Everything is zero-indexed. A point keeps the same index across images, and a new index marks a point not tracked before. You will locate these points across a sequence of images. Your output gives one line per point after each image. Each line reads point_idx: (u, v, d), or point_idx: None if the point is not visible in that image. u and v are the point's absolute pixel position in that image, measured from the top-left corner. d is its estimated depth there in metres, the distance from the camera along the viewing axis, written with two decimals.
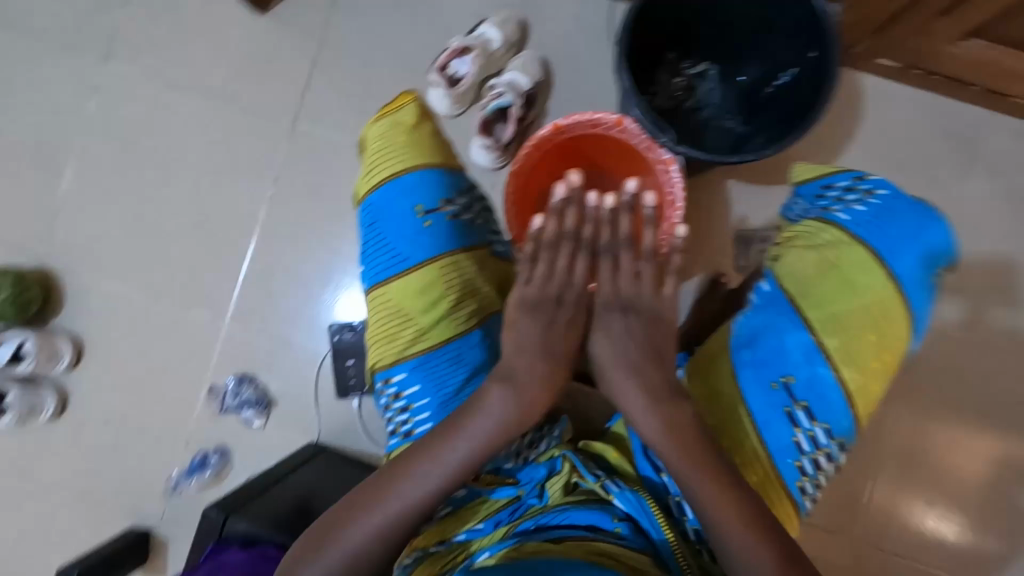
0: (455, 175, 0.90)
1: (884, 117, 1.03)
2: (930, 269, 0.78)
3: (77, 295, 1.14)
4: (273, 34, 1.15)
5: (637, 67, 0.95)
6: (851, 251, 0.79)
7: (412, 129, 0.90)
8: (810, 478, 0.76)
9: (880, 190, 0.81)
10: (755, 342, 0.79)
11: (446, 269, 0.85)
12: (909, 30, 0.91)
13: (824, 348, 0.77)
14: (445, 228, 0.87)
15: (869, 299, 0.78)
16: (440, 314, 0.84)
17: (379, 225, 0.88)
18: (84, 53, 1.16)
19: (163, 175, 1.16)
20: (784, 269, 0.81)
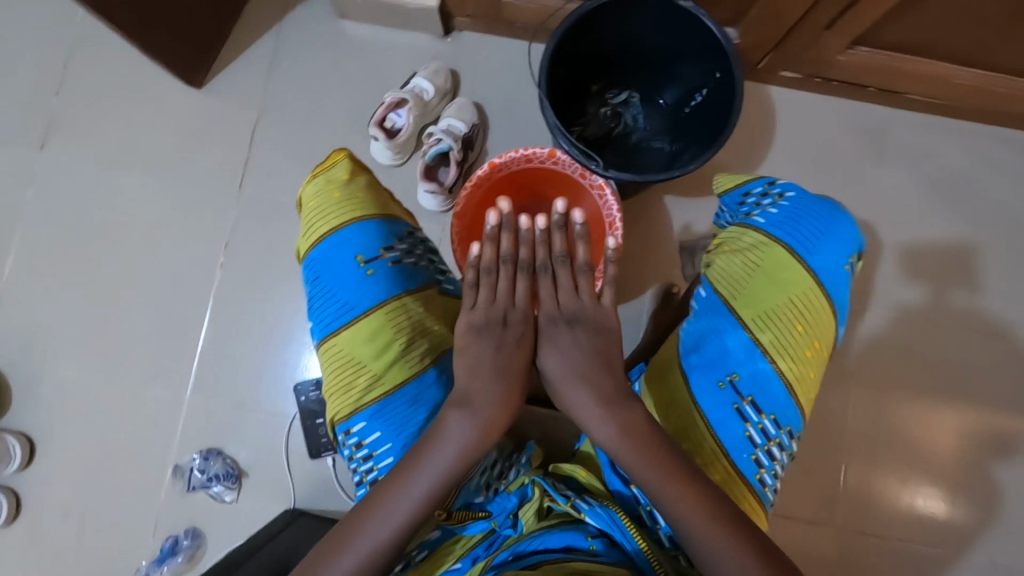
0: (396, 220, 0.88)
1: (796, 126, 1.15)
2: (850, 259, 0.77)
3: (28, 391, 1.12)
4: (210, 105, 1.17)
5: (564, 103, 1.03)
6: (770, 251, 0.76)
7: (347, 182, 0.87)
8: (767, 469, 0.74)
9: (789, 192, 0.79)
10: (699, 345, 0.76)
11: (394, 313, 0.83)
12: (802, 45, 1.00)
13: (761, 346, 0.74)
14: (389, 273, 0.85)
15: (796, 295, 0.75)
16: (392, 358, 0.81)
17: (323, 280, 0.85)
18: (17, 146, 1.16)
19: (109, 256, 1.15)
20: (716, 274, 0.79)
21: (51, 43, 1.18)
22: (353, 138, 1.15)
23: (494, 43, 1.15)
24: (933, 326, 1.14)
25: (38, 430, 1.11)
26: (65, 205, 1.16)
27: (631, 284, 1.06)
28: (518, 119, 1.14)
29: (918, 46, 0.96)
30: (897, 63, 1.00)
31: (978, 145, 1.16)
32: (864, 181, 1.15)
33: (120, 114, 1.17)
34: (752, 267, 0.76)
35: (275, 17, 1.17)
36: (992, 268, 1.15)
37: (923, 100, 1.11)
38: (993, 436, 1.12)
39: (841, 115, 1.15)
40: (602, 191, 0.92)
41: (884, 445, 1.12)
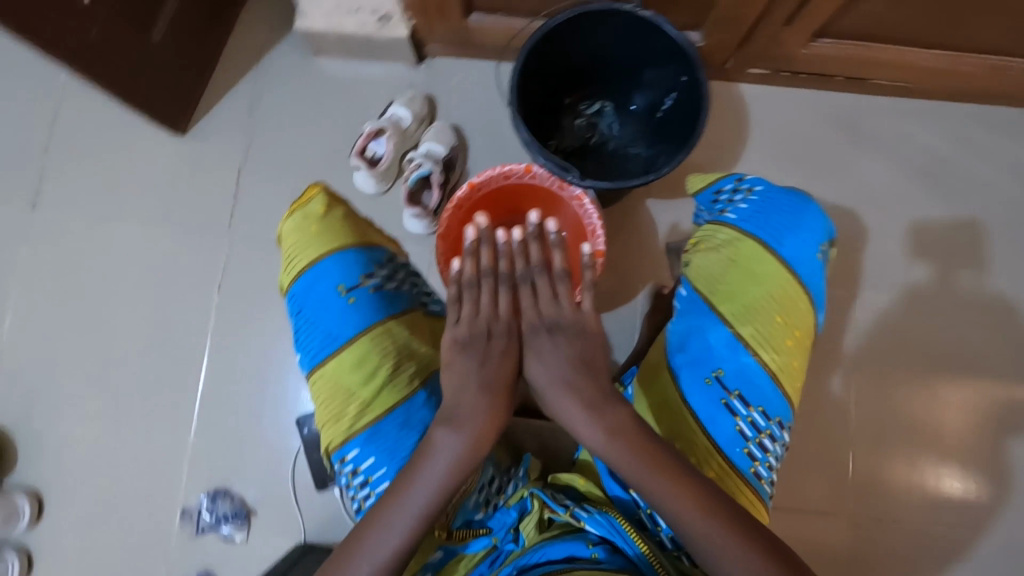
0: (374, 248, 0.90)
1: (769, 122, 1.16)
2: (821, 247, 0.78)
3: (33, 447, 1.12)
4: (195, 150, 1.19)
5: (538, 119, 1.05)
6: (743, 246, 0.78)
7: (324, 215, 0.88)
8: (761, 462, 0.74)
9: (757, 186, 0.80)
10: (683, 343, 0.77)
11: (379, 338, 0.84)
12: (765, 42, 1.02)
13: (743, 339, 0.75)
14: (372, 299, 0.86)
15: (771, 286, 0.76)
16: (380, 382, 0.82)
17: (307, 312, 0.86)
18: (9, 207, 1.19)
19: (105, 307, 1.17)
20: (694, 272, 0.80)
21: (37, 104, 1.21)
22: (336, 170, 1.17)
23: (467, 66, 1.18)
24: (925, 305, 1.14)
25: (45, 486, 1.11)
26: (58, 260, 1.18)
27: (620, 289, 1.07)
28: (496, 138, 1.16)
29: (878, 33, 0.98)
30: (859, 52, 1.03)
31: (951, 123, 1.18)
32: (842, 168, 1.17)
33: (107, 167, 1.19)
34: (726, 263, 0.78)
35: (252, 60, 1.20)
36: (978, 242, 1.16)
37: (891, 84, 1.13)
38: (998, 410, 1.12)
39: (813, 106, 1.17)
40: (580, 201, 0.94)
41: (890, 429, 1.12)
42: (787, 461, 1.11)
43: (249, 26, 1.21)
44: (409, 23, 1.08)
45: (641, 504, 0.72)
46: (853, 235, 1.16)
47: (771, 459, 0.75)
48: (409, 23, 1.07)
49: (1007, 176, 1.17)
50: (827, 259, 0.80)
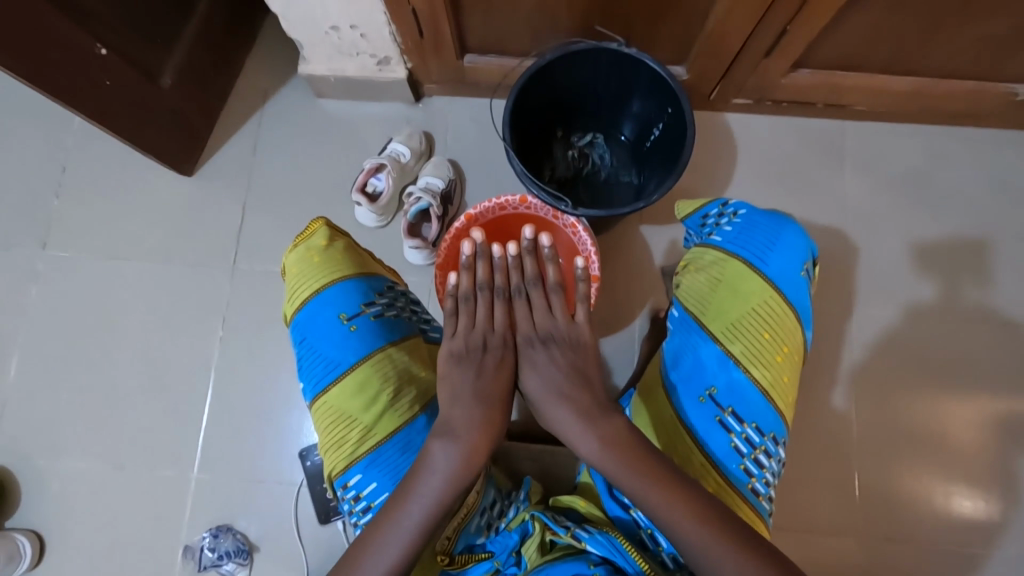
0: (375, 277, 0.92)
1: (754, 147, 1.21)
2: (806, 265, 0.80)
3: (37, 486, 1.12)
4: (202, 189, 1.23)
5: (531, 151, 1.09)
6: (728, 267, 0.79)
7: (326, 246, 0.91)
8: (758, 478, 0.75)
9: (741, 209, 0.83)
10: (676, 362, 0.78)
11: (380, 364, 0.86)
12: (745, 73, 1.07)
13: (733, 356, 0.76)
14: (373, 327, 0.88)
15: (759, 304, 0.78)
16: (381, 408, 0.84)
17: (309, 341, 0.88)
18: (20, 248, 1.22)
19: (111, 343, 1.19)
20: (683, 292, 0.81)
21: (50, 149, 1.26)
22: (338, 205, 1.21)
23: (463, 104, 1.23)
24: (920, 321, 1.16)
25: (48, 525, 1.11)
26: (67, 298, 1.20)
27: (618, 312, 1.09)
28: (492, 170, 1.21)
29: (852, 61, 1.03)
30: (837, 79, 1.07)
31: (931, 144, 1.22)
32: (828, 190, 1.20)
33: (116, 207, 1.23)
34: (712, 283, 0.80)
35: (257, 103, 1.26)
36: (966, 258, 1.18)
37: (871, 110, 1.18)
38: (1001, 424, 1.12)
39: (796, 131, 1.22)
40: (575, 228, 0.96)
41: (893, 447, 1.12)
42: (792, 482, 1.11)
43: (254, 71, 1.27)
44: (407, 65, 1.13)
45: (643, 523, 0.73)
46: (844, 254, 1.18)
47: (767, 475, 0.75)
48: (407, 65, 1.13)
49: (990, 193, 1.20)
50: (812, 278, 0.82)
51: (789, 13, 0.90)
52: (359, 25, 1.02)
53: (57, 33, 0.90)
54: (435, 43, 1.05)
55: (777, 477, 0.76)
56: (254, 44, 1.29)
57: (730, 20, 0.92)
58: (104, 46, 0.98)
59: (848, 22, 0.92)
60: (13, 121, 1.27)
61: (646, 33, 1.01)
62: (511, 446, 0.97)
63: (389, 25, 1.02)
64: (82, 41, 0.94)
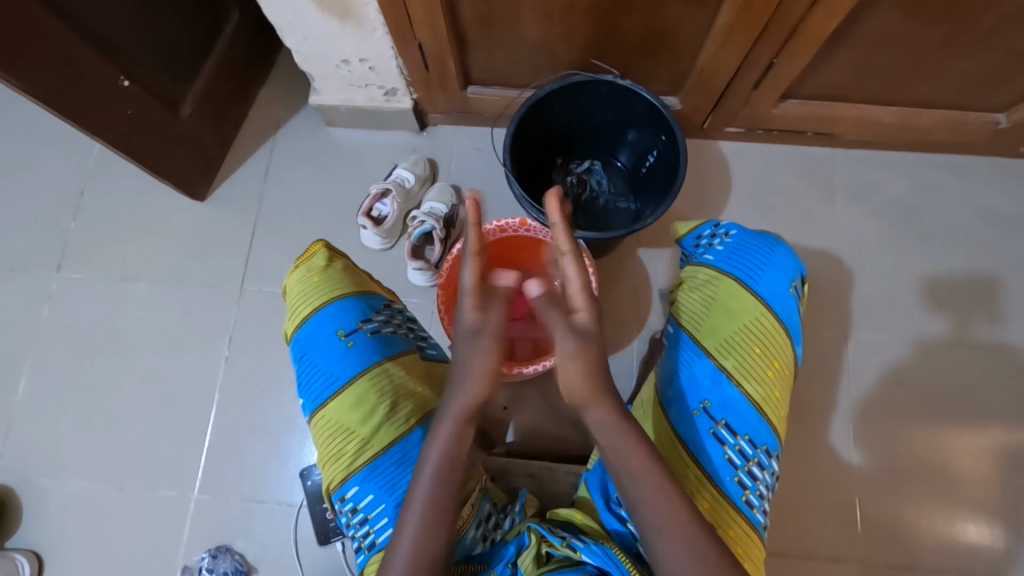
0: (373, 294, 0.95)
1: (748, 174, 1.25)
2: (795, 283, 0.82)
3: (39, 505, 1.13)
4: (213, 213, 1.28)
5: (531, 176, 1.13)
6: (719, 284, 0.82)
7: (325, 266, 0.94)
8: (752, 491, 0.75)
9: (732, 230, 0.85)
10: (672, 376, 0.80)
11: (376, 378, 0.88)
12: (737, 104, 1.11)
13: (726, 370, 0.78)
14: (370, 342, 0.90)
15: (750, 320, 0.80)
16: (378, 422, 0.85)
17: (308, 357, 0.90)
18: (35, 270, 1.26)
19: (119, 362, 1.21)
20: (678, 310, 0.84)
21: (69, 175, 1.31)
22: (345, 228, 1.25)
23: (468, 133, 1.28)
24: (915, 343, 1.17)
25: (47, 545, 1.11)
26: (79, 319, 1.23)
27: (617, 335, 1.11)
28: (494, 196, 1.25)
29: (838, 93, 1.07)
30: (824, 110, 1.11)
31: (919, 171, 1.26)
32: (821, 215, 1.23)
33: (130, 230, 1.27)
34: (704, 300, 0.82)
35: (268, 132, 1.31)
36: (958, 283, 1.20)
37: (860, 139, 1.22)
38: (999, 449, 1.12)
39: (788, 158, 1.26)
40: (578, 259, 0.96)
41: (893, 471, 1.11)
42: (793, 504, 1.10)
43: (267, 102, 1.33)
44: (413, 96, 1.19)
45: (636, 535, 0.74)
46: (838, 278, 1.20)
47: (762, 488, 0.76)
48: (413, 96, 1.18)
49: (979, 219, 1.23)
50: (802, 297, 0.85)
51: (774, 47, 0.95)
52: (368, 58, 1.08)
53: (85, 67, 0.96)
54: (440, 75, 1.10)
55: (771, 491, 0.77)
56: (268, 76, 1.35)
57: (720, 53, 0.97)
58: (127, 78, 1.04)
59: (831, 56, 0.97)
60: (35, 149, 1.33)
61: (640, 66, 1.06)
62: (510, 463, 0.97)
63: (397, 59, 1.07)
64: (106, 73, 1.00)
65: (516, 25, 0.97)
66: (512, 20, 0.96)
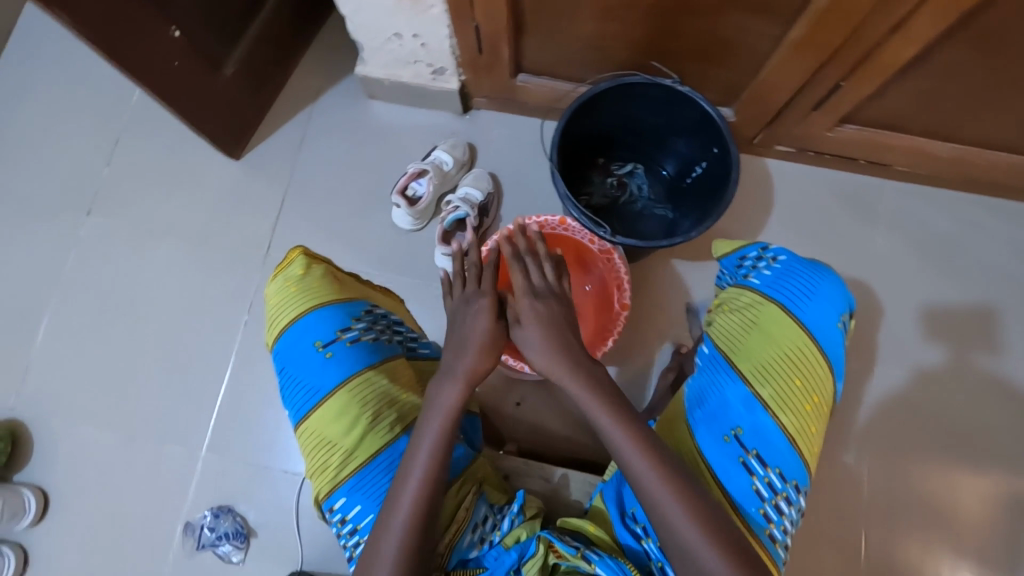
0: (353, 301, 0.89)
1: (791, 195, 1.22)
2: (843, 319, 0.80)
3: (50, 446, 1.14)
4: (246, 175, 1.27)
5: (570, 173, 1.11)
6: (763, 310, 0.79)
7: (302, 276, 0.89)
8: (777, 524, 0.74)
9: (781, 255, 0.82)
10: (703, 399, 0.79)
11: (359, 388, 0.83)
12: (793, 122, 1.08)
13: (763, 400, 0.76)
14: (351, 350, 0.85)
15: (791, 351, 0.77)
16: (361, 432, 0.80)
17: (289, 370, 0.86)
18: (65, 213, 1.26)
19: (139, 315, 1.21)
20: (716, 331, 0.82)
21: (105, 122, 1.30)
22: (375, 205, 1.24)
23: (510, 123, 1.26)
24: (940, 387, 1.15)
25: (54, 486, 1.12)
26: (104, 266, 1.24)
27: (639, 344, 1.11)
28: (529, 190, 1.23)
29: (897, 124, 1.04)
30: (880, 140, 1.08)
31: (966, 210, 1.22)
32: (861, 246, 1.20)
33: (163, 183, 1.27)
34: (743, 325, 0.79)
35: (309, 100, 1.30)
36: (994, 328, 1.17)
37: (912, 171, 1.18)
38: (1011, 500, 1.10)
39: (833, 184, 1.22)
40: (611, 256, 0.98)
41: (901, 512, 1.10)
42: (794, 535, 1.10)
43: (310, 68, 1.31)
44: (460, 78, 1.16)
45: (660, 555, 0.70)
46: (870, 312, 1.18)
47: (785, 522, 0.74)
48: (461, 78, 1.16)
49: None
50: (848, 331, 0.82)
51: (843, 69, 0.91)
52: (421, 35, 1.05)
53: (138, 19, 0.94)
54: (492, 60, 1.08)
55: (795, 526, 0.76)
56: (313, 41, 1.33)
57: (783, 71, 0.94)
58: (177, 28, 1.02)
59: (897, 87, 0.94)
60: (75, 91, 1.32)
61: (698, 74, 1.03)
62: (521, 464, 0.97)
63: (450, 39, 1.05)
64: (157, 24, 0.98)
65: (577, 19, 0.94)
66: (575, 13, 0.93)
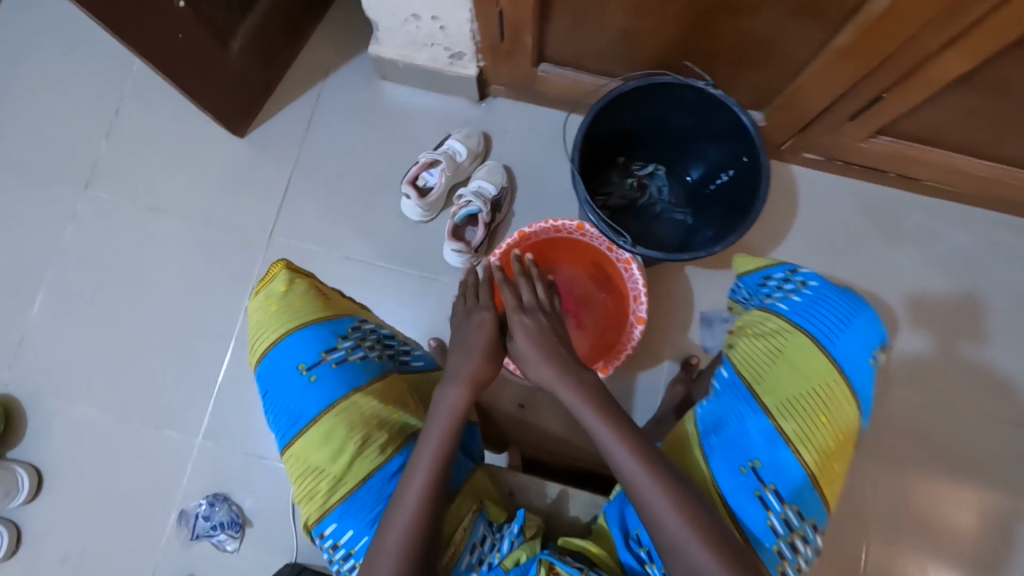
0: (340, 318, 0.81)
1: (815, 205, 1.17)
2: (875, 354, 0.75)
3: (45, 423, 1.13)
4: (251, 154, 1.22)
5: (590, 173, 1.06)
6: (791, 338, 0.76)
7: (283, 292, 0.80)
8: (790, 562, 0.72)
9: (812, 281, 0.79)
10: (720, 426, 0.76)
11: (345, 411, 0.75)
12: (825, 130, 1.03)
13: (785, 434, 0.73)
14: (336, 371, 0.77)
15: (819, 385, 0.74)
16: (349, 458, 0.73)
17: (271, 395, 0.78)
18: (62, 184, 1.21)
19: (136, 294, 1.18)
20: (739, 356, 0.79)
21: (104, 90, 1.25)
22: (384, 193, 1.19)
23: (527, 114, 1.21)
24: (954, 412, 1.12)
25: (48, 464, 1.11)
26: (101, 242, 1.20)
27: (649, 352, 1.08)
28: (543, 186, 1.18)
29: (935, 139, 0.99)
30: (915, 154, 1.03)
31: (995, 231, 1.18)
32: (883, 262, 1.16)
33: (165, 158, 1.22)
34: (767, 351, 0.77)
35: (319, 78, 1.24)
36: (1014, 355, 1.14)
37: (943, 188, 1.13)
38: (1016, 530, 1.09)
39: (860, 195, 1.18)
40: (629, 265, 0.96)
41: (903, 535, 1.08)
42: None
43: (321, 44, 1.25)
44: (479, 64, 1.11)
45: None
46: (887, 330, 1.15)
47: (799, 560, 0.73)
48: (480, 64, 1.10)
49: None
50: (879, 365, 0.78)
51: (887, 81, 0.86)
52: (440, 17, 0.99)
53: None
54: (514, 48, 1.02)
55: (809, 565, 0.73)
56: (324, 14, 1.26)
57: (822, 79, 0.89)
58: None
59: (942, 102, 0.89)
60: (73, 55, 1.26)
61: (731, 75, 0.97)
62: (530, 481, 0.87)
63: (471, 24, 0.99)
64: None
65: (609, 12, 0.88)
66: (607, 5, 0.87)
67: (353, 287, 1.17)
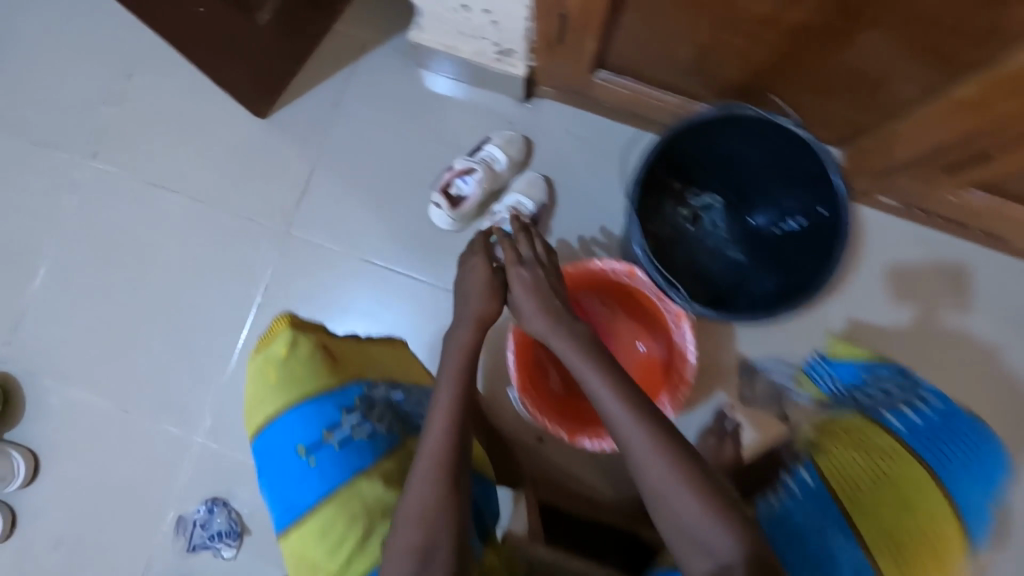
0: (345, 389, 0.71)
1: (884, 252, 1.05)
2: (988, 498, 0.72)
3: (42, 405, 1.08)
4: (271, 136, 1.13)
5: (646, 198, 0.92)
6: (898, 455, 0.72)
7: (285, 359, 0.71)
8: None
9: (931, 403, 0.80)
10: (799, 535, 0.69)
11: (345, 498, 0.66)
12: (912, 179, 0.92)
13: (876, 564, 0.65)
14: (336, 453, 0.68)
15: (926, 520, 0.68)
16: (347, 553, 0.63)
17: (270, 473, 0.71)
18: (69, 151, 1.13)
19: (142, 277, 1.11)
20: (834, 463, 0.74)
21: (117, 50, 1.15)
22: (413, 194, 1.11)
23: (576, 118, 1.09)
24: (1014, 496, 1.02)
25: (44, 448, 1.06)
26: (110, 218, 1.12)
27: None
28: (586, 199, 1.08)
29: None
30: (1013, 214, 0.92)
31: None
32: (956, 322, 1.04)
33: (181, 133, 1.13)
34: (856, 438, 0.76)
35: (350, 57, 1.13)
36: None
37: None
38: None
39: (938, 246, 1.05)
40: (681, 324, 0.85)
41: None
42: None
43: (354, 19, 1.13)
44: (529, 64, 0.99)
45: None
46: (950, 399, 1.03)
47: None
48: (531, 64, 0.99)
49: None
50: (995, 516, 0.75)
51: (1005, 140, 0.74)
52: (494, 12, 0.87)
53: None
54: (575, 51, 0.91)
55: None
56: None
57: (927, 126, 0.78)
58: None
59: None
60: (85, 8, 1.15)
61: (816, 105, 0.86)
62: (554, 558, 0.78)
63: (528, 23, 0.87)
64: None
65: (694, 23, 0.77)
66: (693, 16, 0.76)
67: (373, 292, 1.09)
